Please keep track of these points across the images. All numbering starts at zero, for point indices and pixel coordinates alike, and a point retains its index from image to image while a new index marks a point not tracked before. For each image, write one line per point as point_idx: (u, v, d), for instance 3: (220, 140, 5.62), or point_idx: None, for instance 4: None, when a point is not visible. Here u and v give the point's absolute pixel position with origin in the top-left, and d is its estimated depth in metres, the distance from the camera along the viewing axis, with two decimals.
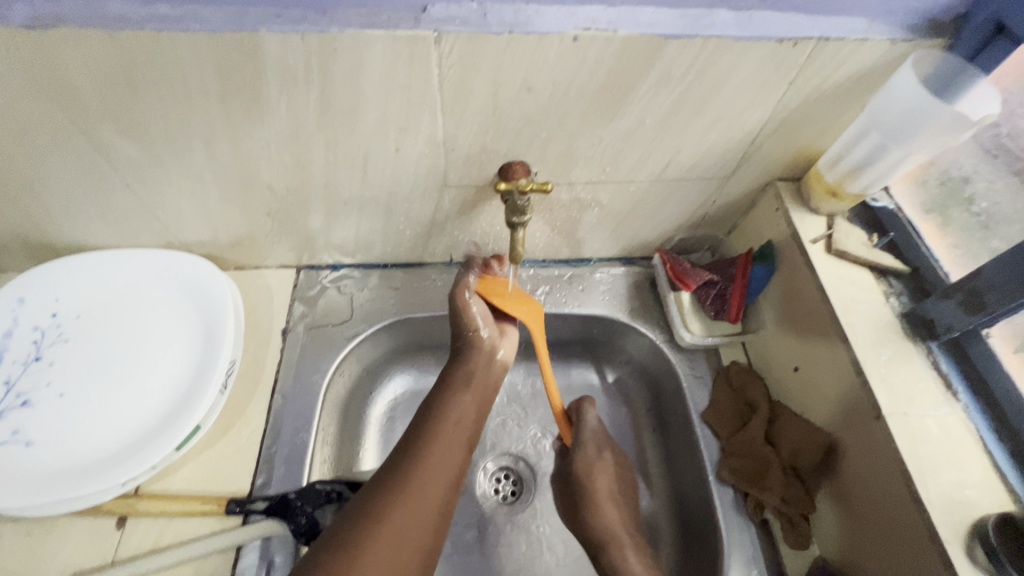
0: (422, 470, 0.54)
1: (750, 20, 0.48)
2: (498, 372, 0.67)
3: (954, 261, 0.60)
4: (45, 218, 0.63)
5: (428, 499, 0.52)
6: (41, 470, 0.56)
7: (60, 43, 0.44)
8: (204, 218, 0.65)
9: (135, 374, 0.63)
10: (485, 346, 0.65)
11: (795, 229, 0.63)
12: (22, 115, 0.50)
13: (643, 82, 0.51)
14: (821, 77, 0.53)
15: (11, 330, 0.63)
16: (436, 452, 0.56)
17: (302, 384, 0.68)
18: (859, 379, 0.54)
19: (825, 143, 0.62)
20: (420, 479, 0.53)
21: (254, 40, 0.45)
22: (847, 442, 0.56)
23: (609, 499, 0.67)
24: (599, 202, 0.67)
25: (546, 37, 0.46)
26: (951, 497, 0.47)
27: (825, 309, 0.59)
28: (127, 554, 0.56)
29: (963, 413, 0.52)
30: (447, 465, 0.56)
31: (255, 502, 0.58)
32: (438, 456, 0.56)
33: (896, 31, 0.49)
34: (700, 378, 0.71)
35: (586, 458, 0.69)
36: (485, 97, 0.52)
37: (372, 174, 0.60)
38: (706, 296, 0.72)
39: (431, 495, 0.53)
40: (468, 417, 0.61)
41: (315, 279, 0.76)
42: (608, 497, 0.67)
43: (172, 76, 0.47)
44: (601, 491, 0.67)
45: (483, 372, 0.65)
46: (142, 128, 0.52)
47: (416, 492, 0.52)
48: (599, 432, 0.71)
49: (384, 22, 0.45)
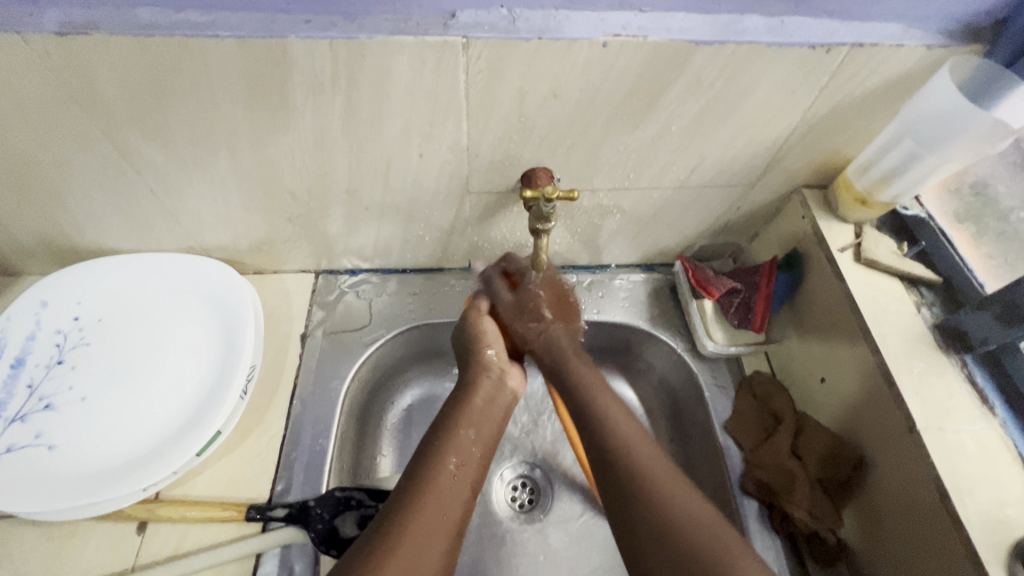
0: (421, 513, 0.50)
1: (782, 26, 0.47)
2: (506, 398, 0.64)
3: (988, 271, 0.58)
4: (69, 222, 0.64)
5: (429, 545, 0.48)
6: (62, 474, 0.56)
7: (90, 50, 0.44)
8: (225, 222, 0.65)
9: (155, 378, 0.63)
10: (494, 367, 0.63)
11: (822, 237, 0.62)
12: (50, 119, 0.50)
13: (671, 89, 0.51)
14: (853, 83, 0.52)
15: (33, 334, 0.64)
16: (436, 498, 0.51)
17: (320, 390, 0.68)
18: (891, 392, 0.53)
19: (854, 150, 0.60)
20: (417, 528, 0.49)
21: (282, 46, 0.45)
22: (878, 456, 0.55)
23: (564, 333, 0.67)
24: (621, 209, 0.67)
25: (575, 44, 0.46)
26: (990, 515, 0.46)
27: (855, 319, 0.58)
28: (148, 560, 0.56)
29: (1001, 428, 0.51)
30: (446, 512, 0.51)
31: (275, 509, 0.58)
32: (438, 502, 0.51)
33: (932, 37, 0.48)
34: (722, 388, 0.70)
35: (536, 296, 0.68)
36: (511, 103, 0.51)
37: (394, 180, 0.60)
38: (730, 304, 0.70)
39: (432, 543, 0.49)
40: (471, 457, 0.56)
41: (334, 284, 0.76)
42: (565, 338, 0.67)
43: (199, 82, 0.47)
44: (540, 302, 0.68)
45: (486, 404, 0.61)
46: (167, 134, 0.53)
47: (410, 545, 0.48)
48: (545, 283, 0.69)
49: (412, 28, 0.45)
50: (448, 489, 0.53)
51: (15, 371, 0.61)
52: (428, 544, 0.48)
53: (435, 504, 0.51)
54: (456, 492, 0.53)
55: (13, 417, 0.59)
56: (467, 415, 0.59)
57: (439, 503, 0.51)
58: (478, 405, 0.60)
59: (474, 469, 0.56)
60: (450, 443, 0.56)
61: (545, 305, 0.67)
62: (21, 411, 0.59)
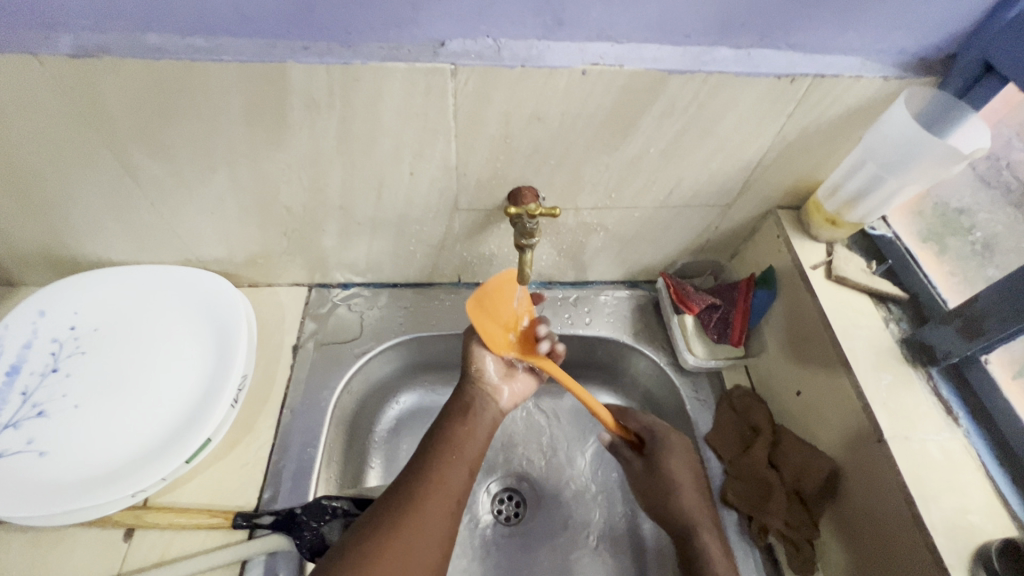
0: (433, 476, 0.58)
1: (749, 57, 0.51)
2: (492, 413, 0.68)
3: (952, 287, 0.60)
4: (69, 234, 0.66)
5: (419, 568, 0.51)
6: (51, 479, 0.57)
7: (100, 71, 0.47)
8: (222, 236, 0.68)
9: (148, 387, 0.65)
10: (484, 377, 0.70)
11: (794, 256, 0.65)
12: (59, 135, 0.53)
13: (647, 114, 0.54)
14: (817, 111, 0.55)
15: (30, 342, 0.65)
16: (447, 449, 0.61)
17: (310, 400, 0.69)
18: (861, 403, 0.55)
19: (824, 173, 0.64)
20: (434, 474, 0.58)
21: (282, 69, 0.48)
22: (851, 466, 0.56)
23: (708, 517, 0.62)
24: (604, 227, 0.70)
25: (556, 71, 0.49)
26: (955, 523, 0.47)
27: (825, 332, 0.60)
28: (133, 566, 0.56)
29: (965, 438, 0.53)
30: (459, 466, 0.61)
31: (261, 516, 0.59)
32: (443, 476, 0.59)
33: (889, 69, 0.52)
34: (703, 401, 0.72)
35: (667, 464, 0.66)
36: (497, 125, 0.54)
37: (386, 198, 0.63)
38: (709, 319, 0.73)
39: (447, 486, 0.58)
40: (486, 423, 0.67)
41: (326, 297, 0.78)
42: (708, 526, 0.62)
43: (201, 99, 0.50)
44: (681, 478, 0.64)
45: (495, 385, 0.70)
46: (169, 149, 0.55)
47: (430, 485, 0.57)
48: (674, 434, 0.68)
49: (404, 55, 0.48)
50: (463, 444, 0.63)
51: (10, 379, 0.63)
52: (447, 479, 0.59)
53: (444, 472, 0.59)
54: (468, 446, 0.63)
55: (6, 423, 0.60)
56: (478, 394, 0.68)
57: (462, 447, 0.62)
58: (489, 386, 0.70)
59: (490, 429, 0.67)
60: (469, 406, 0.67)
61: (686, 472, 0.65)
62: (14, 417, 0.60)
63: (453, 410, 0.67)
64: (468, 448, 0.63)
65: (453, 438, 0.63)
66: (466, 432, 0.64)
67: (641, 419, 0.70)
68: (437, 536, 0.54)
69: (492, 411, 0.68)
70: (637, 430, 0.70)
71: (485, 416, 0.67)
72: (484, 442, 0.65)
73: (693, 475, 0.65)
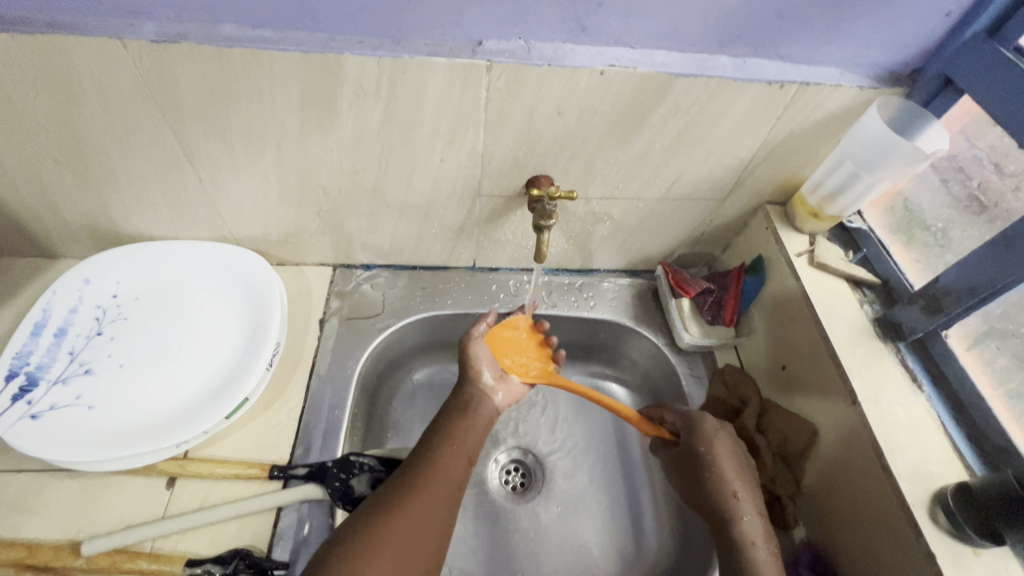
0: (434, 464, 0.60)
1: (745, 65, 0.58)
2: (488, 411, 0.71)
3: (917, 273, 0.68)
4: (116, 208, 0.71)
5: (421, 545, 0.53)
6: (99, 430, 0.62)
7: (177, 55, 0.53)
8: (259, 214, 0.73)
9: (186, 351, 0.69)
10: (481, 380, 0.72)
11: (782, 245, 0.73)
12: (128, 113, 0.58)
13: (655, 113, 0.61)
14: (803, 115, 0.63)
15: (75, 308, 0.70)
16: (445, 442, 0.64)
17: (337, 368, 0.74)
18: (837, 369, 0.62)
19: (808, 172, 0.72)
20: (434, 465, 0.60)
21: (338, 61, 0.54)
22: (827, 428, 0.63)
23: (752, 498, 0.62)
24: (611, 216, 0.77)
25: (579, 70, 0.56)
26: (917, 469, 0.54)
27: (807, 309, 0.67)
28: (176, 511, 0.61)
29: (927, 402, 0.60)
30: (457, 456, 0.63)
31: (296, 468, 0.64)
32: (440, 466, 0.61)
33: (864, 80, 0.60)
34: (698, 378, 0.79)
35: (709, 445, 0.65)
36: (522, 118, 0.61)
37: (416, 182, 0.69)
38: (704, 302, 0.81)
39: (445, 475, 0.60)
40: (483, 418, 0.69)
41: (350, 277, 0.84)
42: (750, 508, 0.61)
43: (262, 84, 0.56)
44: (721, 454, 0.64)
45: (489, 386, 0.73)
46: (225, 130, 0.61)
47: (429, 474, 0.59)
48: (711, 418, 0.67)
49: (446, 51, 0.55)
50: (461, 436, 0.65)
51: (57, 340, 0.67)
52: (445, 469, 0.61)
53: (442, 462, 0.61)
54: (465, 439, 0.65)
55: (56, 379, 0.64)
56: (475, 393, 0.71)
57: (460, 439, 0.65)
58: (484, 386, 0.72)
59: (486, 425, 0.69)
60: (467, 403, 0.69)
61: (725, 455, 0.64)
62: (63, 374, 0.65)
63: (452, 409, 0.69)
64: (465, 441, 0.65)
65: (451, 432, 0.65)
66: (464, 425, 0.67)
67: (674, 411, 0.70)
68: (436, 522, 0.56)
69: (488, 409, 0.71)
70: (669, 421, 0.70)
71: (483, 411, 0.70)
72: (480, 437, 0.68)
73: (733, 458, 0.64)
